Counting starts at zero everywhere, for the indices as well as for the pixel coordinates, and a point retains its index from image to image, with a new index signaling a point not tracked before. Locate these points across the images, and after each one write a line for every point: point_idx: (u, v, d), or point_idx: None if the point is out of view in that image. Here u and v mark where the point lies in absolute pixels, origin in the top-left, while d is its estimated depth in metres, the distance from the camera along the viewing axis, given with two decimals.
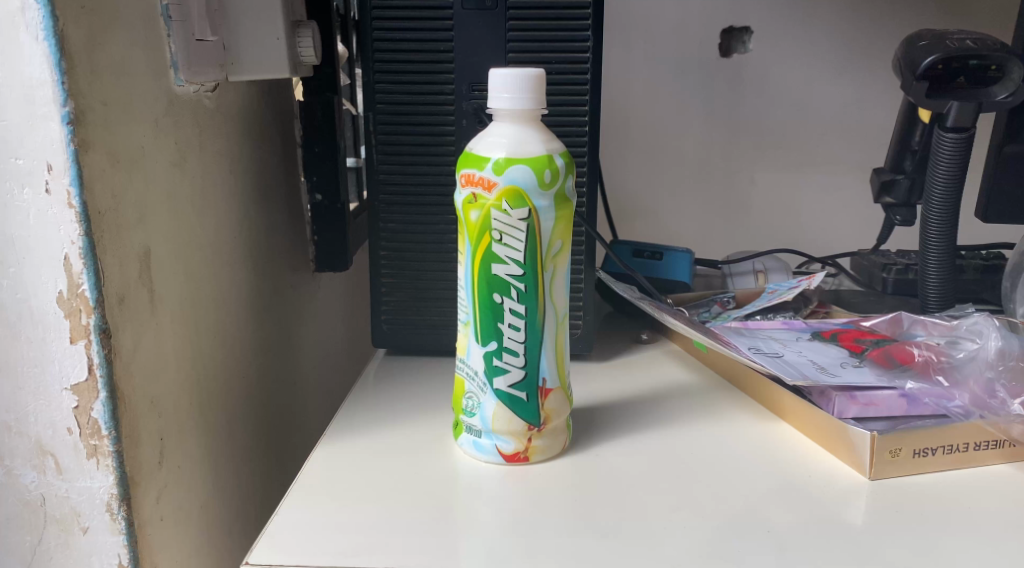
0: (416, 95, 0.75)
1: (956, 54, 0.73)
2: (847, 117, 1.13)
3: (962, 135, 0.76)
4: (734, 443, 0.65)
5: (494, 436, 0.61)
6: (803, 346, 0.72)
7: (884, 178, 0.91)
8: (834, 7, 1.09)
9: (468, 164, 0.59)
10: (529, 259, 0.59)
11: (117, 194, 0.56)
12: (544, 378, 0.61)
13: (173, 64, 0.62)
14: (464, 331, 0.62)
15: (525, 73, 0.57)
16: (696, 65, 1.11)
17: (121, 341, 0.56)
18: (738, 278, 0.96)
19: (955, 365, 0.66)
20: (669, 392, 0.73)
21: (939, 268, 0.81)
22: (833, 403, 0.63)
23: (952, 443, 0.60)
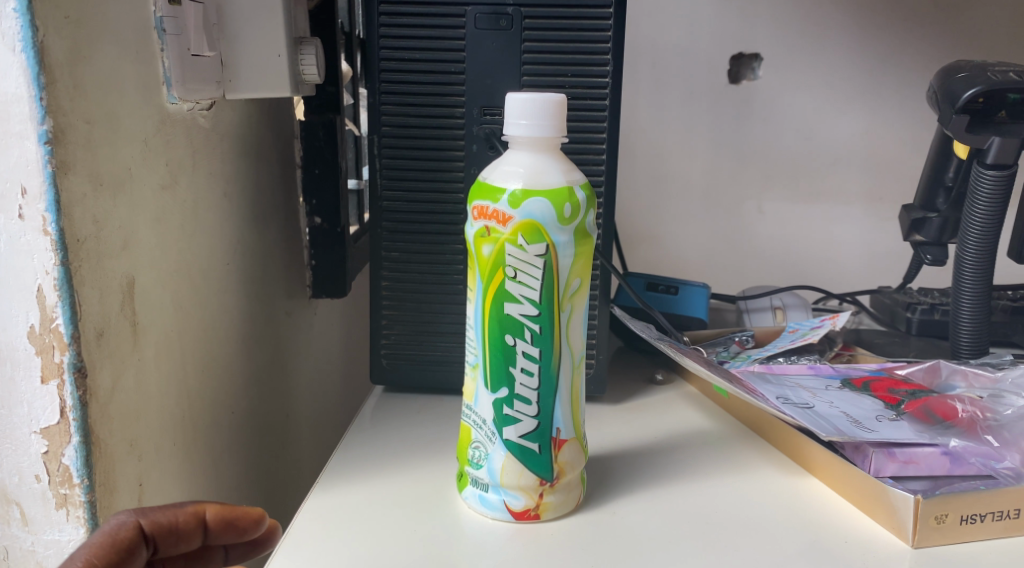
0: (423, 118, 0.71)
1: (997, 87, 0.68)
2: (864, 148, 1.07)
3: (1004, 173, 0.73)
4: (760, 500, 0.60)
5: (502, 491, 0.56)
6: (834, 395, 0.67)
7: (914, 216, 0.86)
8: (850, 33, 1.03)
9: (482, 195, 0.54)
10: (546, 298, 0.54)
11: (100, 220, 0.51)
12: (558, 428, 0.56)
13: (166, 81, 0.58)
14: (472, 375, 0.57)
15: (544, 98, 0.53)
16: (709, 92, 1.05)
17: (99, 380, 0.51)
18: (756, 315, 0.91)
19: (1002, 423, 0.62)
20: (687, 440, 0.68)
21: (973, 312, 0.76)
22: (869, 460, 0.58)
23: (1002, 509, 0.55)
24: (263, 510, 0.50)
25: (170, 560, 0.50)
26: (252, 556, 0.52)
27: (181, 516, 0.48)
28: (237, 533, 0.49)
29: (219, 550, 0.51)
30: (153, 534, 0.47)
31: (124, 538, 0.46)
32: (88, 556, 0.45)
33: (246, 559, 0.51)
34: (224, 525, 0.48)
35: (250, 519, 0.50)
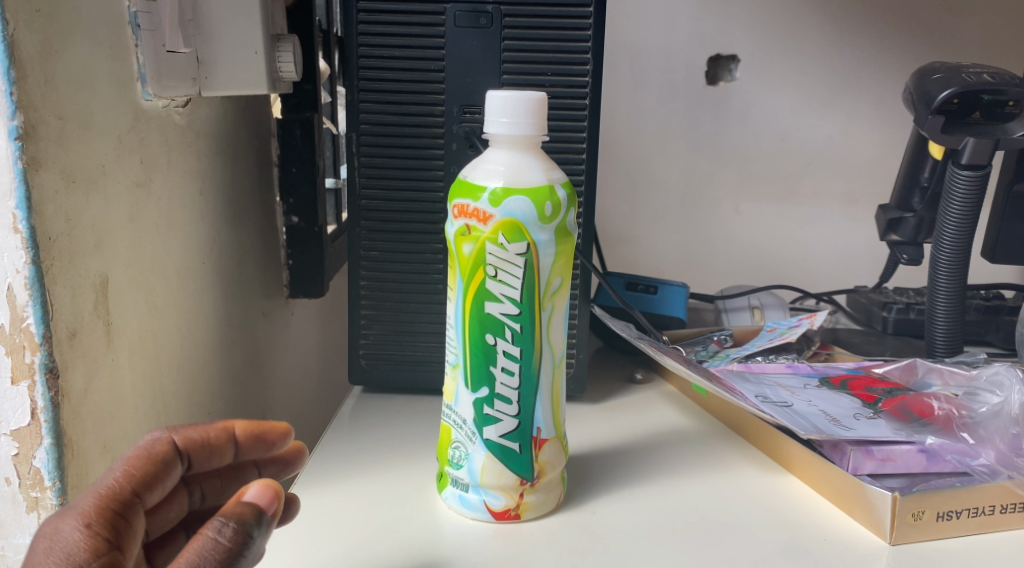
0: (403, 116, 0.70)
1: (972, 88, 0.69)
2: (840, 149, 1.07)
3: (978, 173, 0.73)
4: (738, 498, 0.60)
5: (483, 491, 0.56)
6: (813, 394, 0.67)
7: (890, 216, 0.87)
8: (826, 35, 1.03)
9: (462, 193, 0.54)
10: (526, 297, 0.54)
11: (72, 218, 0.51)
12: (538, 428, 0.56)
13: (141, 76, 0.57)
14: (452, 374, 0.57)
15: (525, 96, 0.53)
16: (687, 93, 1.05)
17: (72, 380, 0.51)
18: (734, 314, 0.92)
19: (977, 421, 0.62)
20: (667, 439, 0.68)
21: (948, 310, 0.77)
22: (848, 458, 0.58)
23: (978, 506, 0.55)
24: (289, 425, 0.54)
25: (206, 478, 0.54)
26: (283, 475, 0.57)
27: (212, 432, 0.50)
28: (266, 447, 0.52)
29: (252, 468, 0.56)
30: (187, 449, 0.49)
31: (159, 451, 0.48)
32: (128, 468, 0.47)
33: (278, 478, 0.56)
34: (253, 439, 0.52)
35: (277, 433, 0.53)
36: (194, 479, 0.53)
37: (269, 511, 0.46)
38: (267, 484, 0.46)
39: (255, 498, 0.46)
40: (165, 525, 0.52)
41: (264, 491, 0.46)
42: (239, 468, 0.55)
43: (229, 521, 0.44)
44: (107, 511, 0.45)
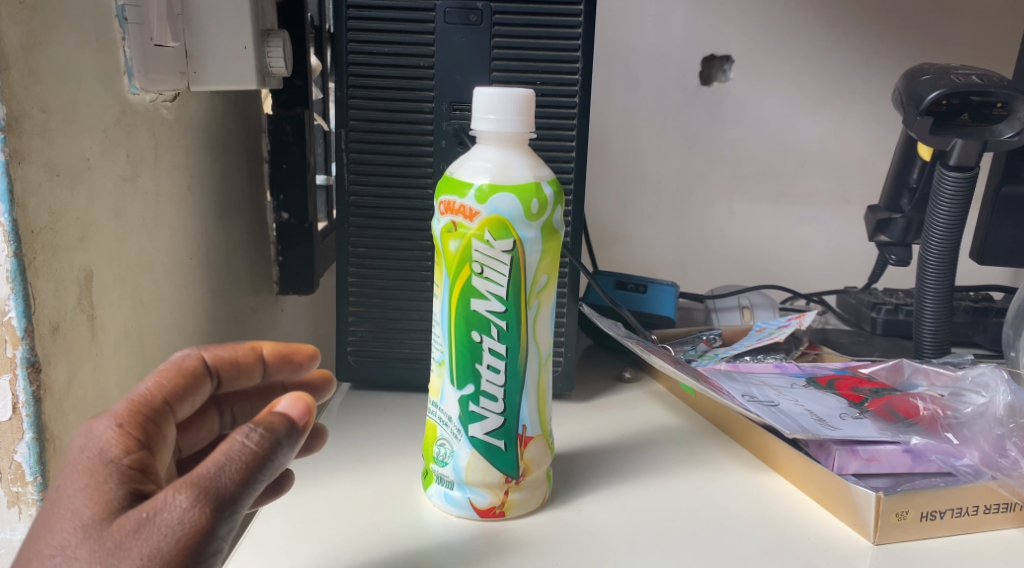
0: (392, 112, 0.70)
1: (961, 90, 0.69)
2: (831, 150, 1.07)
3: (966, 174, 0.73)
4: (724, 496, 0.60)
5: (467, 488, 0.56)
6: (800, 394, 0.67)
7: (879, 217, 0.87)
8: (818, 35, 1.03)
9: (448, 189, 0.54)
10: (512, 294, 0.54)
11: (56, 211, 0.50)
12: (523, 426, 0.56)
13: (128, 70, 0.58)
14: (438, 371, 0.57)
15: (512, 93, 0.53)
16: (679, 93, 1.05)
17: (54, 375, 0.51)
18: (723, 314, 0.92)
19: (962, 421, 0.62)
20: (655, 437, 0.68)
21: (936, 311, 0.77)
22: (833, 458, 0.58)
23: (962, 506, 0.55)
24: (315, 348, 0.56)
25: (237, 401, 0.57)
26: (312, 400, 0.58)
27: (240, 351, 0.52)
28: (291, 367, 0.54)
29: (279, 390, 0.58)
30: (215, 367, 0.51)
31: (190, 366, 0.50)
32: (159, 380, 0.49)
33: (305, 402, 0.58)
34: (280, 359, 0.54)
35: (304, 354, 0.55)
36: (226, 401, 0.56)
37: (299, 421, 0.46)
38: (299, 397, 0.47)
39: (287, 408, 0.46)
40: (197, 443, 0.55)
41: (295, 402, 0.47)
42: (267, 389, 0.58)
43: (257, 426, 0.44)
44: (140, 415, 0.47)
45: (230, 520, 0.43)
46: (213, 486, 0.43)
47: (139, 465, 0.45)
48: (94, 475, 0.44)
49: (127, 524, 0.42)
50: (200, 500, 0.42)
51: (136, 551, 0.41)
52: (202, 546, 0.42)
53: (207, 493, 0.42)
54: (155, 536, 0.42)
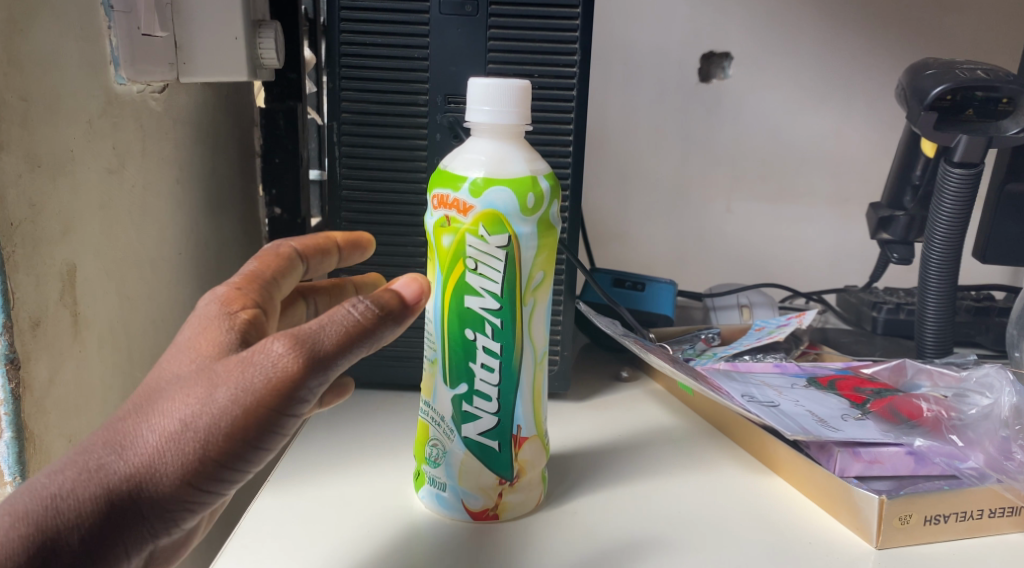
0: (386, 105, 0.69)
1: (966, 84, 0.68)
2: (832, 148, 1.06)
3: (970, 171, 0.72)
4: (723, 498, 0.59)
5: (460, 491, 0.55)
6: (800, 394, 0.66)
7: (881, 214, 0.86)
8: (820, 31, 1.01)
9: (442, 183, 0.53)
10: (507, 291, 0.53)
11: (37, 203, 0.49)
12: (518, 426, 0.55)
13: (114, 60, 0.56)
14: (430, 370, 0.56)
15: (508, 84, 0.51)
16: (678, 89, 1.03)
17: (34, 372, 0.49)
18: (722, 312, 0.90)
19: (966, 423, 0.60)
20: (652, 438, 0.67)
21: (938, 310, 0.75)
22: (834, 460, 0.57)
23: (966, 510, 0.54)
24: (369, 238, 0.57)
25: (318, 294, 0.57)
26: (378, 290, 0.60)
27: (322, 238, 0.53)
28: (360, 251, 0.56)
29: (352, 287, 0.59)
30: (304, 253, 0.52)
31: (283, 253, 0.50)
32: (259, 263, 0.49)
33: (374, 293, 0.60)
34: (352, 245, 0.55)
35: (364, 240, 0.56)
36: (310, 294, 0.57)
37: (413, 301, 0.46)
38: (415, 278, 0.47)
39: (402, 286, 0.47)
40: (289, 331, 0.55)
41: (410, 283, 0.47)
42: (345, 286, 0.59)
43: (371, 297, 0.45)
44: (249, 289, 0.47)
45: (321, 377, 0.43)
46: (314, 342, 0.43)
47: (252, 321, 0.46)
48: (213, 317, 0.45)
49: (229, 360, 0.43)
50: (299, 350, 0.43)
51: (236, 380, 0.42)
52: (289, 395, 0.42)
53: (309, 341, 0.43)
54: (251, 372, 0.42)
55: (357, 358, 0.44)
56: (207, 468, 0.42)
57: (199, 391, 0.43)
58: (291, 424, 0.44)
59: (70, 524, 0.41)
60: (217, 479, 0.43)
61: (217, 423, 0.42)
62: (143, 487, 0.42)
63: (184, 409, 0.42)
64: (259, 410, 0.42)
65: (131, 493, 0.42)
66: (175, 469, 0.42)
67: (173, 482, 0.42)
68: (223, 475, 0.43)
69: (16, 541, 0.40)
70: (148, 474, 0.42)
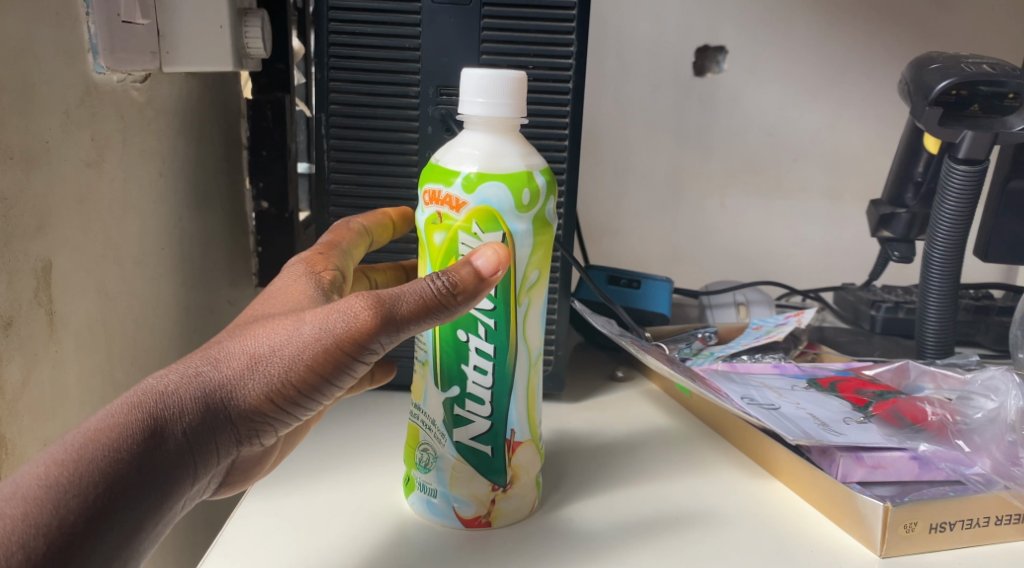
0: (375, 97, 0.67)
1: (971, 79, 0.66)
2: (830, 145, 1.04)
3: (975, 168, 0.70)
4: (722, 503, 0.57)
5: (452, 497, 0.53)
6: (801, 397, 0.64)
7: (882, 212, 0.85)
8: (819, 24, 0.99)
9: (434, 178, 0.51)
10: (501, 291, 0.51)
11: (9, 197, 0.47)
12: (512, 430, 0.53)
13: (92, 48, 0.54)
14: (421, 372, 0.54)
15: (504, 75, 0.50)
16: (674, 83, 1.01)
17: (8, 372, 0.48)
18: (718, 311, 0.89)
19: (972, 427, 0.59)
20: (649, 440, 0.65)
21: (940, 310, 0.74)
22: (837, 465, 0.55)
23: (973, 517, 0.53)
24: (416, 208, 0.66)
25: (380, 274, 0.64)
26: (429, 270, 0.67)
27: (381, 215, 0.62)
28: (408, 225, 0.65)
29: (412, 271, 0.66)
30: (369, 229, 0.60)
31: (351, 229, 0.59)
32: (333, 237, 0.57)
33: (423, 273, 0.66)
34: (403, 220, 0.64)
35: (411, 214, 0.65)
36: (371, 273, 0.63)
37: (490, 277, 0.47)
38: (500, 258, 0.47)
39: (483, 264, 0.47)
40: None
41: (489, 259, 0.47)
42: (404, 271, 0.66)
43: (453, 270, 0.47)
44: (326, 256, 0.54)
45: (397, 333, 0.46)
46: (396, 301, 0.46)
47: (331, 281, 0.52)
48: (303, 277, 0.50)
49: (319, 308, 0.46)
50: (380, 307, 0.46)
51: (321, 327, 0.45)
52: (365, 344, 0.46)
53: (388, 303, 0.46)
54: (338, 316, 0.45)
55: (433, 325, 0.47)
56: (286, 397, 0.45)
57: (289, 326, 0.46)
58: (360, 371, 0.47)
59: (159, 425, 0.43)
60: (294, 408, 0.46)
61: (302, 357, 0.45)
62: (228, 404, 0.45)
63: (274, 339, 0.45)
64: (340, 352, 0.45)
65: (217, 408, 0.44)
66: (259, 393, 0.45)
67: (255, 404, 0.45)
68: (296, 407, 0.46)
69: (114, 432, 0.43)
70: (233, 392, 0.45)
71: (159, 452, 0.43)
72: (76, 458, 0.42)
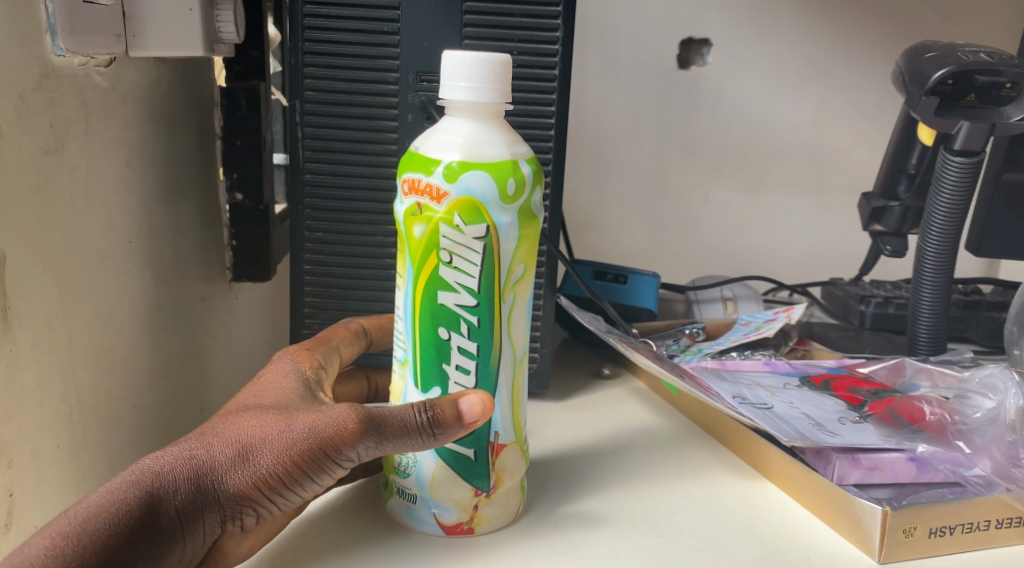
0: (352, 83, 0.64)
1: (969, 68, 0.64)
2: (818, 136, 1.02)
3: (972, 160, 0.69)
4: (713, 508, 0.55)
5: (432, 503, 0.51)
6: (794, 395, 0.62)
7: (874, 204, 0.83)
8: (808, 13, 0.97)
9: (412, 167, 0.48)
10: (485, 287, 0.49)
11: None
12: (495, 433, 0.51)
13: (50, 29, 0.51)
14: (400, 372, 0.52)
15: (489, 58, 0.47)
16: (660, 74, 0.99)
17: None
18: (705, 306, 0.87)
19: (972, 427, 0.57)
20: (637, 440, 0.63)
21: (933, 306, 0.72)
22: (833, 467, 0.53)
23: (973, 521, 0.51)
24: None
25: (380, 376, 0.67)
26: None
27: (386, 317, 0.64)
28: None
29: None
30: (371, 330, 0.63)
31: (352, 329, 0.62)
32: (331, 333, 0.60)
33: None
34: None
35: None
36: (371, 373, 0.67)
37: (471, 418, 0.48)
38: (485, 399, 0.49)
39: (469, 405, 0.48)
40: (348, 397, 0.65)
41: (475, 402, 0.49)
42: None
43: (439, 402, 0.48)
44: (318, 351, 0.57)
45: (378, 446, 0.48)
46: (381, 415, 0.48)
47: (315, 377, 0.54)
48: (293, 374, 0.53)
49: (309, 411, 0.49)
50: (365, 417, 0.48)
51: (310, 429, 0.48)
52: (346, 451, 0.48)
53: (374, 416, 0.48)
54: (327, 421, 0.48)
55: (412, 447, 0.49)
56: (271, 491, 0.48)
57: (281, 425, 0.48)
58: (340, 473, 0.49)
59: (150, 503, 0.46)
60: (278, 500, 0.48)
61: (289, 456, 0.47)
62: (218, 490, 0.47)
63: (264, 434, 0.48)
64: (323, 455, 0.48)
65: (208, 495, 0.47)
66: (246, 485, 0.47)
67: (240, 495, 0.47)
68: (277, 503, 0.48)
69: (111, 506, 0.45)
70: (221, 480, 0.47)
71: (148, 531, 0.45)
72: (71, 529, 0.44)
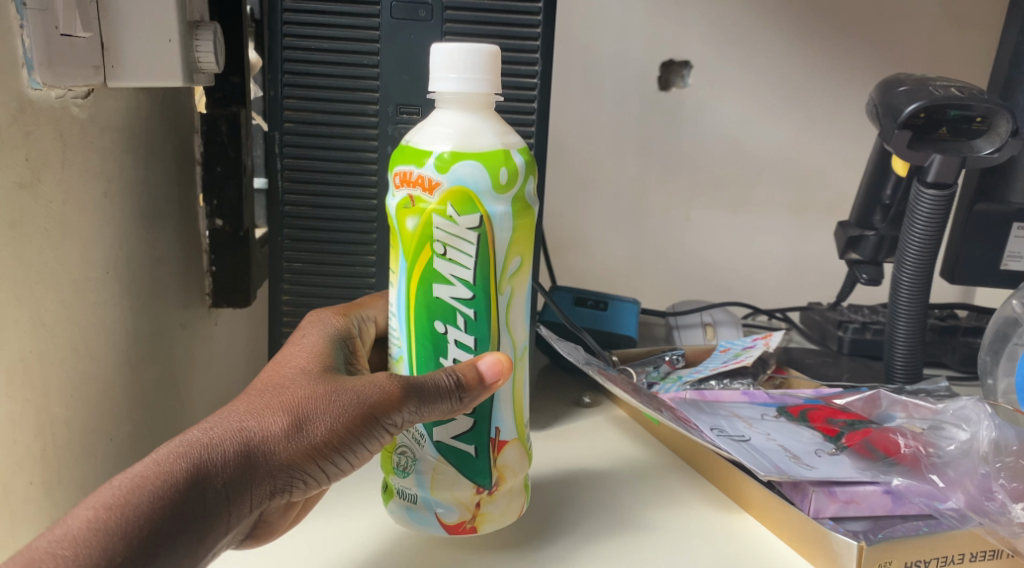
0: (332, 114, 0.64)
1: (940, 102, 0.66)
2: (795, 162, 1.03)
3: (944, 192, 0.69)
4: (692, 541, 0.55)
5: (435, 502, 0.52)
6: (772, 427, 0.63)
7: (850, 233, 0.83)
8: (784, 41, 0.98)
9: (406, 158, 0.50)
10: (480, 278, 0.50)
11: None
12: (497, 428, 0.53)
13: (27, 63, 0.51)
14: (397, 367, 0.53)
15: (476, 48, 0.49)
16: (639, 100, 0.99)
17: None
18: (685, 332, 0.87)
19: (945, 461, 0.57)
20: (617, 470, 0.63)
21: (908, 334, 0.73)
22: (809, 501, 0.54)
23: (947, 555, 0.52)
24: None
25: None
26: None
27: None
28: None
29: None
30: None
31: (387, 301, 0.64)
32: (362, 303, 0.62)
33: None
34: None
35: None
36: None
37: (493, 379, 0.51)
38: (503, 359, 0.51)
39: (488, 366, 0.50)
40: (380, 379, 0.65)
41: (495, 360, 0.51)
42: None
43: (460, 366, 0.50)
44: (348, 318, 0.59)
45: (416, 412, 0.50)
46: (417, 381, 0.50)
47: (348, 339, 0.57)
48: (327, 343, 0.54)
49: (348, 380, 0.51)
50: (402, 384, 0.50)
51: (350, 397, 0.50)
52: (387, 416, 0.50)
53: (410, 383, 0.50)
54: (366, 389, 0.50)
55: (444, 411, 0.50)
56: (314, 459, 0.49)
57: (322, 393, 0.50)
58: (379, 440, 0.51)
59: (199, 474, 0.46)
60: (321, 470, 0.50)
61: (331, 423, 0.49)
62: (264, 458, 0.48)
63: (307, 402, 0.49)
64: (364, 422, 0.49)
65: (253, 464, 0.48)
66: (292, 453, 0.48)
67: (287, 462, 0.48)
68: (322, 470, 0.50)
69: (163, 475, 0.46)
70: (269, 450, 0.48)
71: (199, 498, 0.46)
72: (119, 499, 0.45)
